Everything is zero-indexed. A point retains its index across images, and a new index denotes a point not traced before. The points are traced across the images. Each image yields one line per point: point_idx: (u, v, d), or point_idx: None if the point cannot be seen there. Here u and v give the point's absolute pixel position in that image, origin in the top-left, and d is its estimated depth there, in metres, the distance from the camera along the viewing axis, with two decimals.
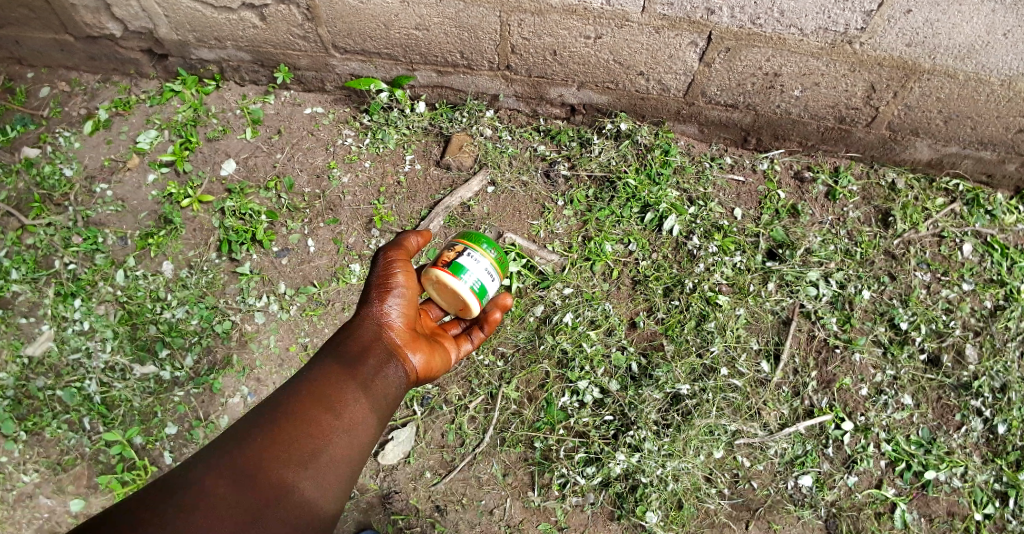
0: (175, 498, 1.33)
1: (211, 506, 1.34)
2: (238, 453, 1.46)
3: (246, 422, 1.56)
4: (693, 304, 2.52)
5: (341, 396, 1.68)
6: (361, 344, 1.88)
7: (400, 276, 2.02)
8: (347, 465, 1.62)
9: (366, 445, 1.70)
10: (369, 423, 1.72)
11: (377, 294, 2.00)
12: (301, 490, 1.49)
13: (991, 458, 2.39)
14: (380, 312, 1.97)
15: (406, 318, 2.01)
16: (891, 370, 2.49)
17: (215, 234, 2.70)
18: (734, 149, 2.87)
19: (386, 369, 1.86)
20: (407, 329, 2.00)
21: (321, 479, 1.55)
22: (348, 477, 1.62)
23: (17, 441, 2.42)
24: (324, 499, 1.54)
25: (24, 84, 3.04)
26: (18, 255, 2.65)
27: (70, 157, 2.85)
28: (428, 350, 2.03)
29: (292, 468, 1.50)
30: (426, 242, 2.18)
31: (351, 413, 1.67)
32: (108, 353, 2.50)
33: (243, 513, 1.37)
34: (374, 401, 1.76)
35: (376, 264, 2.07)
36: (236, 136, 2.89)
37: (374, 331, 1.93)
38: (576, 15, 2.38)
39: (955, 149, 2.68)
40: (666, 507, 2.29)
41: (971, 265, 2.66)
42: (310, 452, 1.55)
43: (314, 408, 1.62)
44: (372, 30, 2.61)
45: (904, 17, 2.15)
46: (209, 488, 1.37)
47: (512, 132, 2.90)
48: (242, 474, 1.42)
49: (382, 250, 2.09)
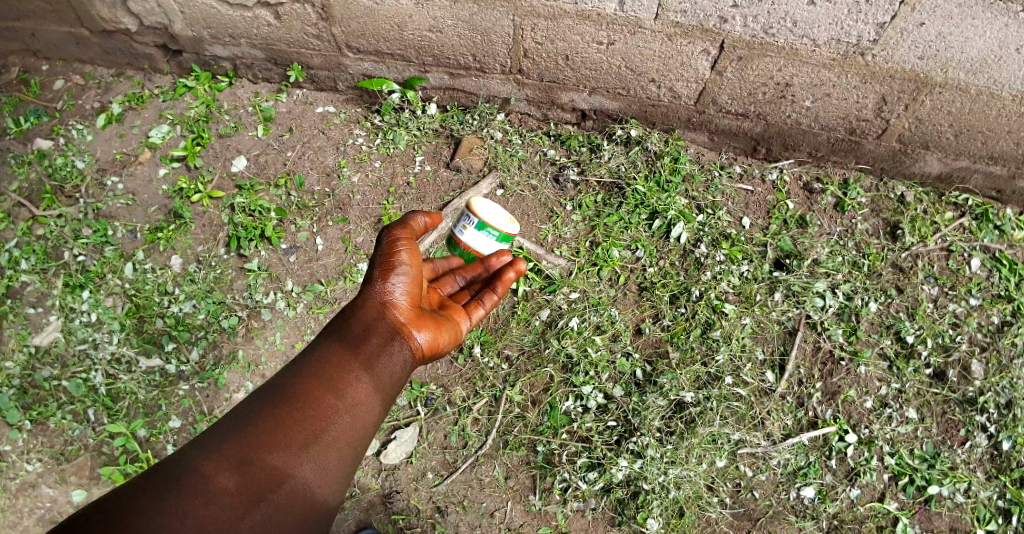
0: (174, 485, 1.32)
1: (208, 493, 1.33)
2: (237, 438, 1.44)
3: (246, 407, 1.53)
4: (699, 312, 2.53)
5: (343, 375, 1.65)
6: (364, 321, 1.83)
7: (403, 254, 1.96)
8: (351, 443, 1.60)
9: (371, 424, 1.67)
10: (374, 401, 1.69)
11: (381, 273, 1.94)
12: (303, 474, 1.47)
13: (995, 474, 2.38)
14: (384, 290, 1.92)
15: (410, 296, 1.97)
16: (897, 383, 2.48)
17: (224, 230, 2.71)
18: (744, 158, 2.88)
19: (391, 346, 1.82)
20: (411, 307, 1.96)
21: (323, 460, 1.53)
22: (352, 455, 1.60)
23: (22, 430, 2.44)
24: (327, 480, 1.53)
25: (39, 76, 3.07)
26: (28, 246, 2.68)
27: (83, 150, 2.88)
28: (434, 327, 1.98)
29: (292, 451, 1.48)
30: (434, 222, 2.13)
31: (355, 393, 1.64)
32: (115, 344, 2.52)
33: (242, 500, 1.36)
34: (378, 379, 1.73)
35: (381, 242, 2.01)
36: (248, 132, 2.91)
37: (377, 310, 1.88)
38: (590, 20, 2.38)
39: (965, 163, 2.68)
40: (667, 514, 2.29)
41: (979, 280, 2.65)
42: (312, 434, 1.52)
43: (316, 390, 1.58)
44: (386, 31, 2.62)
45: (918, 30, 2.14)
46: (205, 477, 1.35)
47: (523, 136, 2.91)
48: (241, 459, 1.41)
49: (386, 228, 2.03)
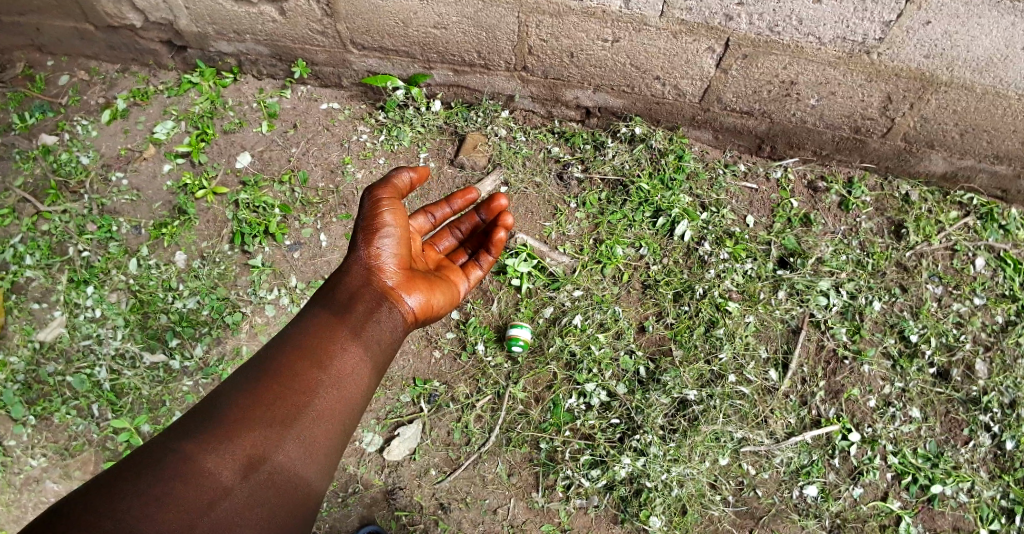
0: (156, 466, 1.34)
1: (190, 476, 1.34)
2: (220, 418, 1.47)
3: (231, 386, 1.57)
4: (703, 310, 2.53)
5: (327, 346, 1.67)
6: (349, 290, 1.86)
7: (387, 215, 1.98)
8: (340, 412, 1.62)
9: (361, 390, 1.70)
10: (362, 369, 1.71)
11: (365, 237, 1.97)
12: (288, 449, 1.49)
13: (999, 474, 2.38)
14: (370, 255, 1.95)
15: (398, 258, 2.00)
16: (901, 382, 2.48)
17: (229, 226, 2.72)
18: (749, 157, 2.87)
19: (377, 315, 1.84)
20: (400, 270, 1.99)
21: (310, 434, 1.54)
22: (342, 424, 1.62)
23: (26, 425, 2.45)
24: (315, 451, 1.54)
25: (44, 71, 3.08)
26: (32, 241, 2.69)
27: (87, 146, 2.88)
28: (426, 288, 2.04)
29: (276, 426, 1.49)
30: (420, 176, 2.13)
31: (340, 362, 1.66)
32: (119, 340, 2.53)
33: (225, 478, 1.37)
34: (364, 349, 1.74)
35: (364, 205, 2.02)
36: (252, 129, 2.91)
37: (363, 276, 1.91)
38: (595, 18, 2.38)
39: (971, 162, 2.67)
40: (670, 512, 2.29)
41: (983, 279, 2.64)
42: (294, 409, 1.53)
43: (298, 364, 1.61)
44: (391, 27, 2.62)
45: (924, 28, 2.13)
46: (187, 457, 1.37)
47: (527, 133, 2.90)
48: (224, 437, 1.43)
49: (369, 190, 2.03)
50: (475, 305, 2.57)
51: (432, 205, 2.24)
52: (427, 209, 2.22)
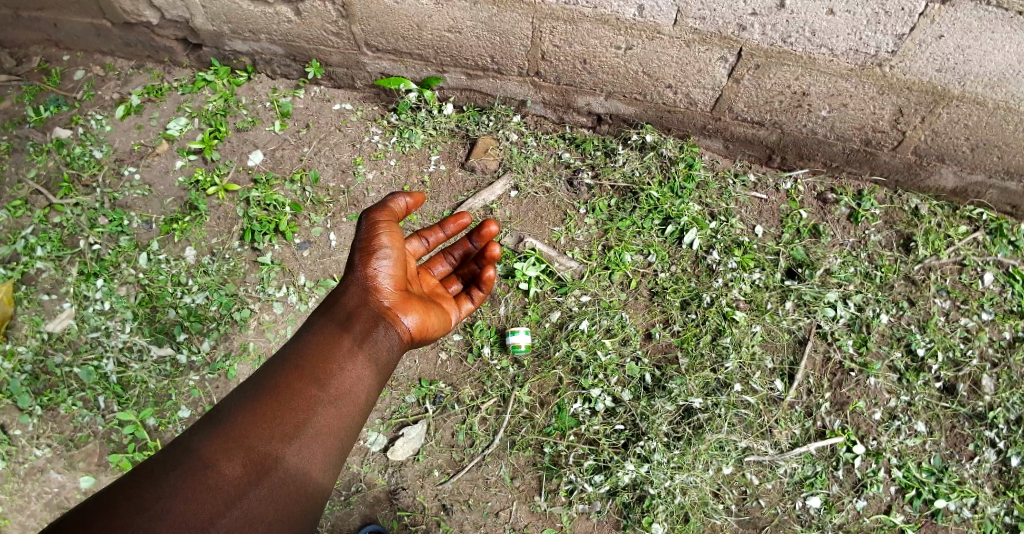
0: (157, 482, 1.36)
1: (191, 489, 1.36)
2: (220, 434, 1.49)
3: (231, 403, 1.58)
4: (710, 318, 2.53)
5: (327, 364, 1.70)
6: (349, 309, 1.87)
7: (384, 238, 1.98)
8: (340, 428, 1.64)
9: (360, 407, 1.72)
10: (361, 386, 1.73)
11: (362, 257, 1.97)
12: (289, 463, 1.50)
13: (1003, 490, 2.37)
14: (368, 275, 1.95)
15: (395, 280, 2.00)
16: (906, 396, 2.47)
17: (238, 224, 2.74)
18: (759, 167, 2.88)
19: (377, 332, 1.86)
20: (397, 291, 1.99)
21: (310, 449, 1.56)
22: (341, 440, 1.64)
23: (33, 415, 2.47)
24: (315, 466, 1.56)
25: (60, 66, 3.10)
26: (44, 233, 2.71)
27: (101, 140, 2.91)
28: (422, 310, 2.03)
29: (277, 441, 1.51)
30: (417, 201, 2.11)
31: (341, 379, 1.69)
32: (128, 333, 2.54)
33: (226, 492, 1.39)
34: (364, 367, 1.76)
35: (361, 226, 2.02)
36: (265, 128, 2.93)
37: (360, 296, 1.91)
38: (608, 25, 2.39)
39: (980, 177, 2.67)
40: (672, 519, 2.30)
41: (991, 294, 2.63)
42: (294, 426, 1.55)
43: (298, 382, 1.63)
44: (406, 29, 2.64)
45: (936, 42, 2.13)
46: (189, 474, 1.38)
47: (538, 139, 2.92)
48: (225, 453, 1.45)
49: (367, 212, 2.03)
50: (482, 308, 2.58)
51: (426, 229, 2.22)
52: (422, 233, 2.21)
